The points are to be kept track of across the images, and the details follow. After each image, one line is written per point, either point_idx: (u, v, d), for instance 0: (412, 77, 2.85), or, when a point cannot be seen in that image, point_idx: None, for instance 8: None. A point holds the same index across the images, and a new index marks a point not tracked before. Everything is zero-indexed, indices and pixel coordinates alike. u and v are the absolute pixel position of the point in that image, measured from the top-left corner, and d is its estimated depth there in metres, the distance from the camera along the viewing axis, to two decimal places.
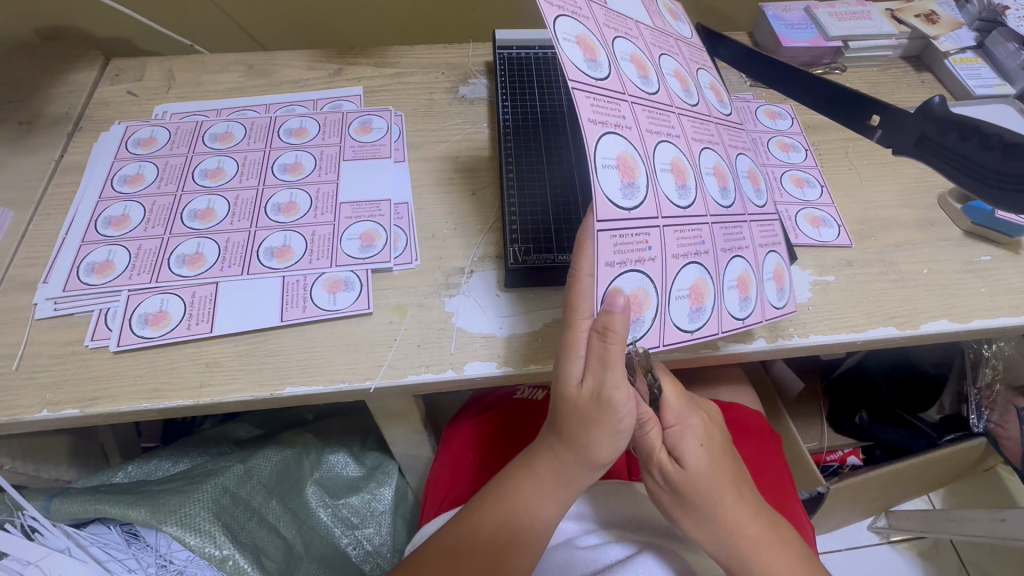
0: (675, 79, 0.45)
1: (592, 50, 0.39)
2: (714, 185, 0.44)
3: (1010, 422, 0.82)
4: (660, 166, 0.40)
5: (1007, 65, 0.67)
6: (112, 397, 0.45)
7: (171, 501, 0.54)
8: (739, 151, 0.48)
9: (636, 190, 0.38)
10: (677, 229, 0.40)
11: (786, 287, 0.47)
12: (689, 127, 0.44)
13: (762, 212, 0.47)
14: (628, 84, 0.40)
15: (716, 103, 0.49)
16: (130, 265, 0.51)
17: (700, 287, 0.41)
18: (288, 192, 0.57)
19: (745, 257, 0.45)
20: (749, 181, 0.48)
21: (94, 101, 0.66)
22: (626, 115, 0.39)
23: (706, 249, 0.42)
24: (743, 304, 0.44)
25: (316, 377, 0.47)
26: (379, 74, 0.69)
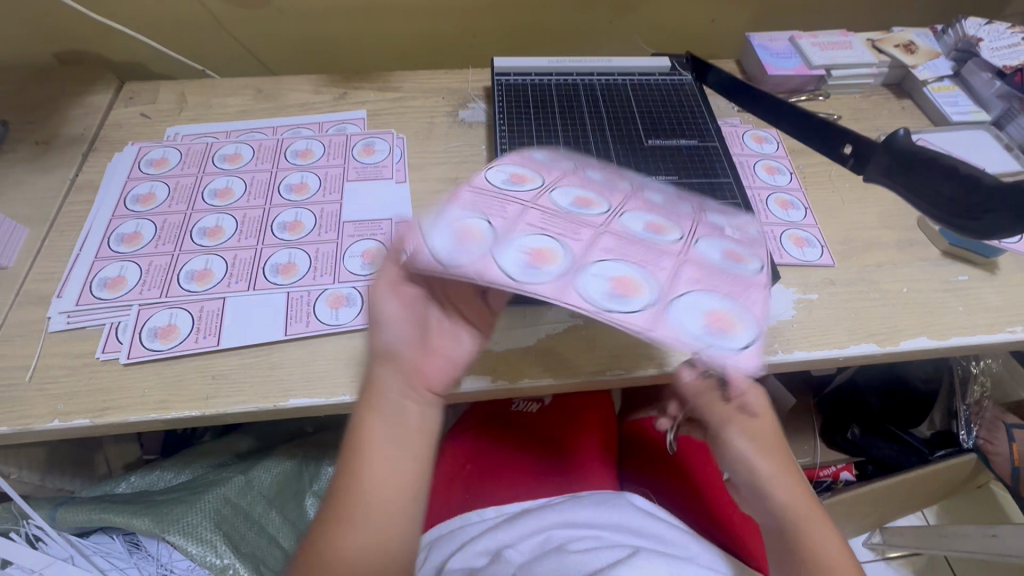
0: (669, 189, 0.49)
1: (566, 154, 0.51)
2: (640, 227, 0.44)
3: (998, 439, 0.83)
4: (563, 190, 0.46)
5: (983, 93, 0.70)
6: (122, 408, 0.47)
7: (174, 511, 0.55)
8: (736, 237, 0.46)
9: (523, 185, 0.46)
10: (549, 215, 0.44)
11: (728, 334, 0.39)
12: (648, 199, 0.47)
13: (729, 271, 0.43)
14: (578, 164, 0.50)
15: (734, 210, 0.48)
16: (141, 280, 0.53)
17: (546, 249, 0.41)
18: (294, 211, 0.59)
19: (648, 269, 0.41)
20: (728, 256, 0.44)
21: (108, 123, 0.69)
22: (554, 168, 0.49)
23: (588, 241, 0.42)
24: (621, 298, 0.39)
25: (318, 390, 0.48)
26: (383, 98, 0.72)
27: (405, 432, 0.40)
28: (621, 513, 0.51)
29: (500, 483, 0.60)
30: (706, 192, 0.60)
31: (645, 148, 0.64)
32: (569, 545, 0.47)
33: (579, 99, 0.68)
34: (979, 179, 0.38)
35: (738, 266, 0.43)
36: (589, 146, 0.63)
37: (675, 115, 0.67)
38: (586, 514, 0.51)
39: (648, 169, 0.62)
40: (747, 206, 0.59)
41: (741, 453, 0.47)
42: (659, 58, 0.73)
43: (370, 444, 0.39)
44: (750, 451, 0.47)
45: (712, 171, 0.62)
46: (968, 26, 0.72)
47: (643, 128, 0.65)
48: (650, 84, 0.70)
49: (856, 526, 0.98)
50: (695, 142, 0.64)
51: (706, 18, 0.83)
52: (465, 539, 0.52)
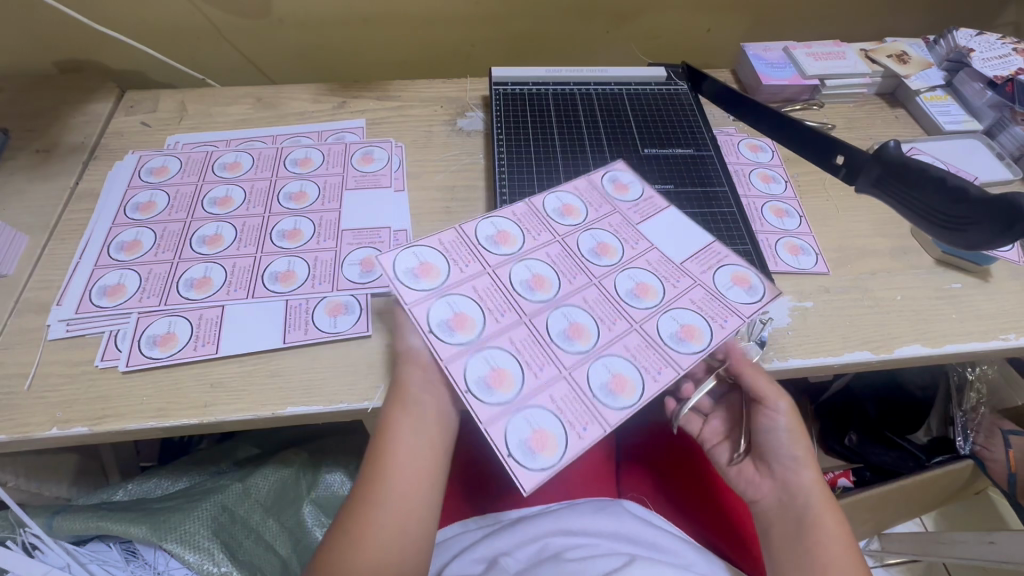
0: (635, 287, 0.49)
1: (576, 212, 0.54)
2: (560, 331, 0.46)
3: (995, 445, 0.83)
4: (530, 263, 0.49)
5: (975, 103, 0.71)
6: (120, 415, 0.47)
7: (172, 519, 0.55)
8: (640, 367, 0.45)
9: (500, 249, 0.50)
10: (494, 288, 0.47)
11: (540, 454, 0.40)
12: (599, 295, 0.48)
13: (592, 399, 0.43)
14: (570, 236, 0.52)
15: (673, 336, 0.46)
16: (140, 288, 0.53)
17: (467, 316, 0.45)
18: (293, 219, 0.60)
19: (526, 371, 0.44)
20: (610, 383, 0.44)
21: (109, 131, 0.69)
22: (543, 238, 0.51)
23: (502, 325, 0.45)
24: (487, 390, 0.42)
25: (316, 398, 0.49)
26: (381, 107, 0.73)
27: (425, 432, 0.45)
28: (617, 521, 0.51)
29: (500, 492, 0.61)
30: (701, 200, 0.61)
31: (642, 156, 0.64)
32: (563, 553, 0.47)
33: (576, 107, 0.69)
34: (968, 193, 0.39)
35: (609, 398, 0.43)
36: (585, 153, 0.64)
37: (672, 124, 0.68)
38: (581, 521, 0.51)
39: (644, 177, 0.62)
40: (742, 215, 0.59)
41: (781, 428, 0.48)
42: (655, 68, 0.74)
43: (396, 438, 0.44)
44: (793, 429, 0.48)
45: (707, 179, 0.62)
46: (960, 36, 0.73)
47: (640, 137, 0.66)
48: (646, 94, 0.71)
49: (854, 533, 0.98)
50: (691, 151, 0.65)
51: (702, 28, 0.84)
52: (464, 547, 0.53)
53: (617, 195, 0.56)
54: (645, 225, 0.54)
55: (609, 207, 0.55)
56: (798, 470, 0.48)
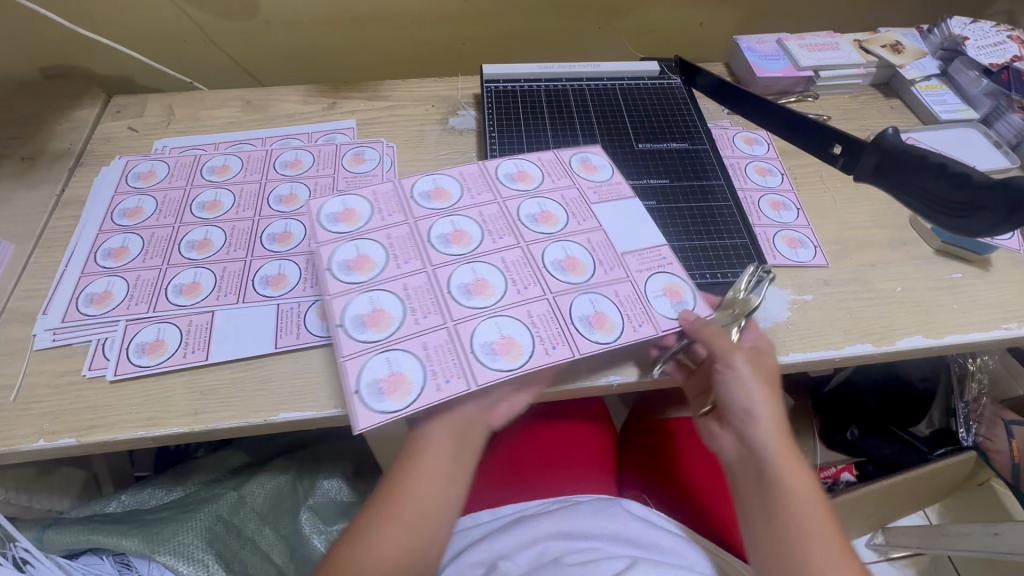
0: (564, 261, 0.48)
1: (529, 179, 0.54)
2: (463, 290, 0.46)
3: (998, 435, 0.84)
4: (457, 219, 0.50)
5: (971, 91, 0.70)
6: (108, 426, 0.46)
7: (165, 530, 0.54)
8: (535, 335, 0.44)
9: (431, 203, 0.51)
10: (411, 237, 0.49)
11: (391, 396, 0.41)
12: (521, 259, 0.48)
13: (470, 355, 0.43)
14: (510, 202, 0.52)
15: (585, 320, 0.45)
16: (128, 295, 0.52)
17: (370, 258, 0.47)
18: (283, 222, 0.58)
19: (409, 316, 0.44)
20: (496, 343, 0.43)
21: (95, 137, 0.68)
22: (484, 195, 0.52)
23: (403, 272, 0.46)
24: (361, 326, 0.44)
25: (309, 403, 0.48)
26: (372, 107, 0.72)
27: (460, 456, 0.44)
28: (617, 522, 0.50)
29: (496, 486, 0.61)
30: (696, 193, 0.60)
31: (636, 151, 0.63)
32: (562, 558, 0.46)
33: (570, 104, 0.68)
34: (976, 178, 0.38)
35: (489, 357, 0.43)
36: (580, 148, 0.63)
37: (664, 117, 0.67)
38: (580, 523, 0.50)
39: (640, 173, 0.61)
40: (739, 208, 0.58)
41: (737, 379, 0.45)
42: (648, 62, 0.73)
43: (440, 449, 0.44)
44: (749, 379, 0.45)
45: (702, 173, 0.62)
46: (954, 25, 0.72)
47: (635, 131, 0.65)
48: (638, 87, 0.70)
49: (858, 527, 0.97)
50: (686, 145, 0.64)
51: (694, 21, 0.83)
52: (462, 547, 0.52)
53: (582, 173, 0.56)
54: (600, 206, 0.53)
55: (563, 182, 0.54)
56: (754, 422, 0.44)
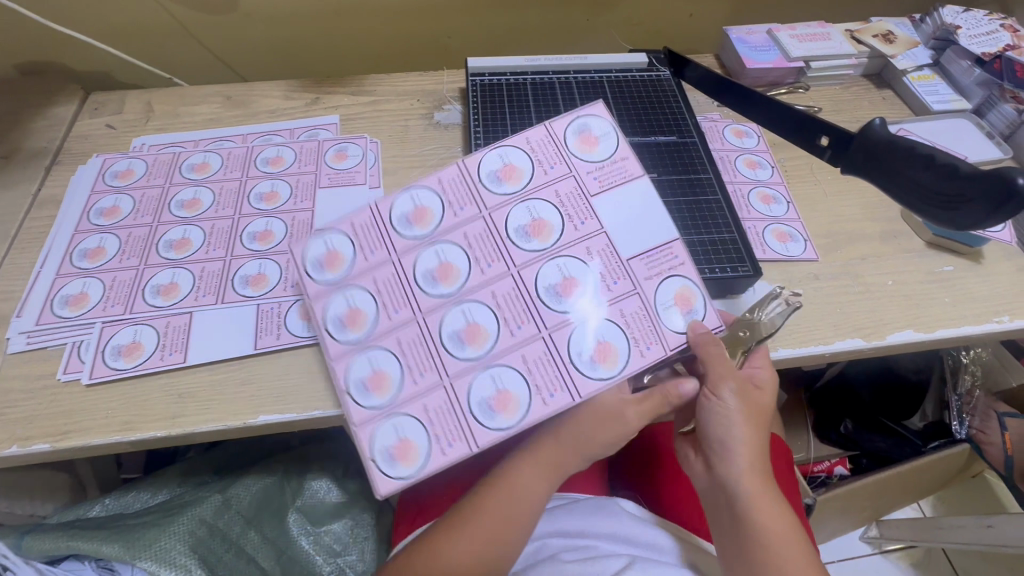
0: (560, 284, 0.47)
1: (517, 175, 0.49)
2: (456, 336, 0.46)
3: (991, 427, 0.84)
4: (442, 248, 0.48)
5: (963, 81, 0.70)
6: (84, 431, 0.45)
7: (147, 535, 0.52)
8: (531, 383, 0.44)
9: (413, 229, 0.48)
10: (397, 280, 0.48)
11: (404, 462, 0.43)
12: (514, 289, 0.47)
13: (469, 413, 0.44)
14: (498, 214, 0.48)
15: (585, 357, 0.45)
16: (104, 297, 0.51)
17: (362, 312, 0.47)
18: (264, 220, 0.57)
19: (406, 375, 0.45)
20: (493, 400, 0.44)
21: (72, 135, 0.67)
22: (464, 210, 0.49)
23: (394, 324, 0.47)
24: (365, 391, 0.45)
25: (290, 405, 0.47)
26: (356, 102, 0.71)
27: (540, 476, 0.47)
28: (614, 521, 0.49)
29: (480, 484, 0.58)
30: (685, 187, 0.59)
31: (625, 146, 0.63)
32: (558, 555, 0.46)
33: (557, 96, 0.67)
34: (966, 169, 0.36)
35: (488, 414, 0.44)
36: None
37: (652, 111, 0.66)
38: (577, 522, 0.50)
39: None
40: (727, 201, 0.57)
41: (721, 413, 0.45)
42: (636, 54, 0.72)
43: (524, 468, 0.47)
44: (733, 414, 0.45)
45: (691, 167, 0.60)
46: (946, 14, 0.71)
47: (624, 124, 0.64)
48: (628, 81, 0.69)
49: (853, 520, 0.97)
50: (674, 138, 0.63)
51: (683, 12, 0.82)
52: None
53: (580, 152, 0.50)
54: (600, 198, 0.49)
55: (555, 175, 0.49)
56: (731, 458, 0.44)
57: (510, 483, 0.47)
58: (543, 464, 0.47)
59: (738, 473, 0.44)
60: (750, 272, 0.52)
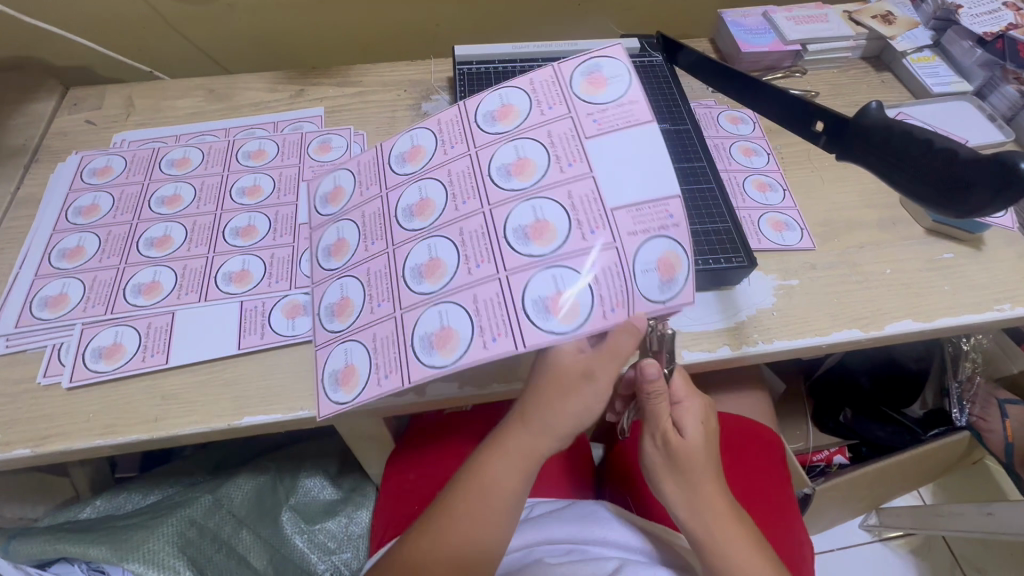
0: (531, 226, 0.41)
1: (513, 116, 0.46)
2: (416, 271, 0.43)
3: (992, 414, 0.85)
4: (425, 183, 0.46)
5: (964, 62, 0.68)
6: (65, 435, 0.44)
7: (135, 538, 0.51)
8: (475, 324, 0.40)
9: (406, 167, 0.48)
10: (381, 212, 0.47)
11: (346, 388, 0.43)
12: (481, 228, 0.42)
13: (408, 347, 0.41)
14: (486, 150, 0.45)
15: (540, 304, 0.39)
16: (84, 298, 0.50)
17: (346, 242, 0.48)
18: (247, 215, 0.56)
19: (366, 304, 0.44)
20: (433, 336, 0.40)
21: (52, 132, 0.65)
22: (456, 147, 0.46)
23: (368, 254, 0.46)
24: (330, 316, 0.46)
25: (275, 406, 0.46)
26: (342, 93, 0.69)
27: (519, 464, 0.41)
28: (603, 528, 0.49)
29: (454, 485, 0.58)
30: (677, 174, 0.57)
31: None
32: (544, 558, 0.45)
33: None
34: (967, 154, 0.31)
35: (426, 350, 0.40)
36: None
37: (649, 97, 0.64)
38: (565, 529, 0.49)
39: None
40: (722, 190, 0.56)
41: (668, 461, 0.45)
42: (628, 39, 0.70)
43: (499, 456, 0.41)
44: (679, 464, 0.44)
45: (686, 153, 0.59)
46: None
47: None
48: None
49: (852, 509, 0.97)
50: (668, 125, 0.61)
51: None
52: None
53: (583, 93, 0.45)
54: (597, 140, 0.43)
55: (548, 111, 0.45)
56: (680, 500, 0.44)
57: (483, 481, 0.41)
58: (518, 456, 0.41)
59: (688, 516, 0.44)
60: (745, 263, 0.50)
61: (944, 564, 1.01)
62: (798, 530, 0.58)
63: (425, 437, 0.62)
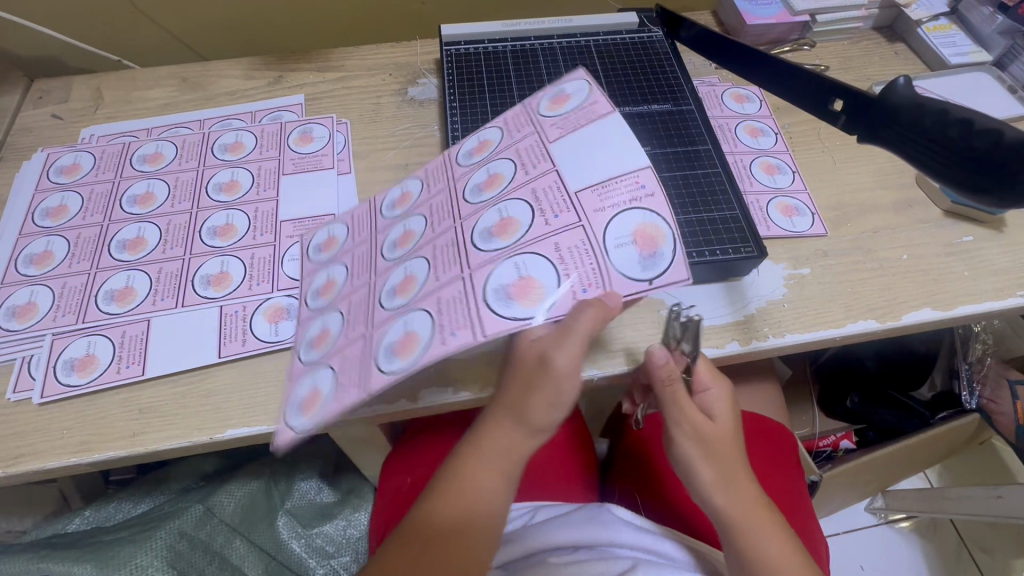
0: (496, 226, 0.38)
1: (489, 147, 0.44)
2: (390, 289, 0.40)
3: (1002, 396, 0.80)
4: (409, 220, 0.44)
5: (983, 30, 0.64)
6: (38, 454, 0.42)
7: (121, 554, 0.48)
8: (436, 323, 0.36)
9: (393, 211, 0.46)
10: (367, 250, 0.45)
11: (311, 412, 0.39)
12: (452, 239, 0.40)
13: (371, 358, 0.37)
14: (463, 177, 0.43)
15: (500, 293, 0.35)
16: (54, 306, 0.47)
17: (333, 281, 0.46)
18: (224, 214, 0.53)
19: (342, 330, 0.41)
20: (397, 343, 0.36)
21: (16, 127, 0.61)
22: (439, 184, 0.45)
23: (349, 287, 0.44)
24: (308, 347, 0.43)
25: (260, 417, 0.43)
26: (323, 79, 0.65)
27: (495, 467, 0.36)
28: (608, 531, 0.46)
29: None
30: (682, 159, 0.53)
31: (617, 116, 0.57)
32: (550, 557, 0.45)
33: (539, 62, 0.61)
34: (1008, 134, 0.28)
35: (388, 357, 0.36)
36: None
37: (646, 78, 0.60)
38: (566, 532, 0.46)
39: None
40: (729, 174, 0.52)
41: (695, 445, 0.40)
42: (625, 13, 0.65)
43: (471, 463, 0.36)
44: (709, 446, 0.40)
45: (688, 137, 0.55)
46: None
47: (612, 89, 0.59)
48: (615, 46, 0.63)
49: (859, 494, 0.95)
50: (669, 106, 0.58)
51: None
52: None
53: (549, 111, 0.42)
54: (560, 142, 0.40)
55: (522, 132, 0.43)
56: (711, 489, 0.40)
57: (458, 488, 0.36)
58: (494, 457, 0.36)
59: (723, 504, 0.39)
60: (754, 253, 0.47)
61: (950, 545, 1.00)
62: (814, 526, 0.57)
63: (422, 439, 0.60)
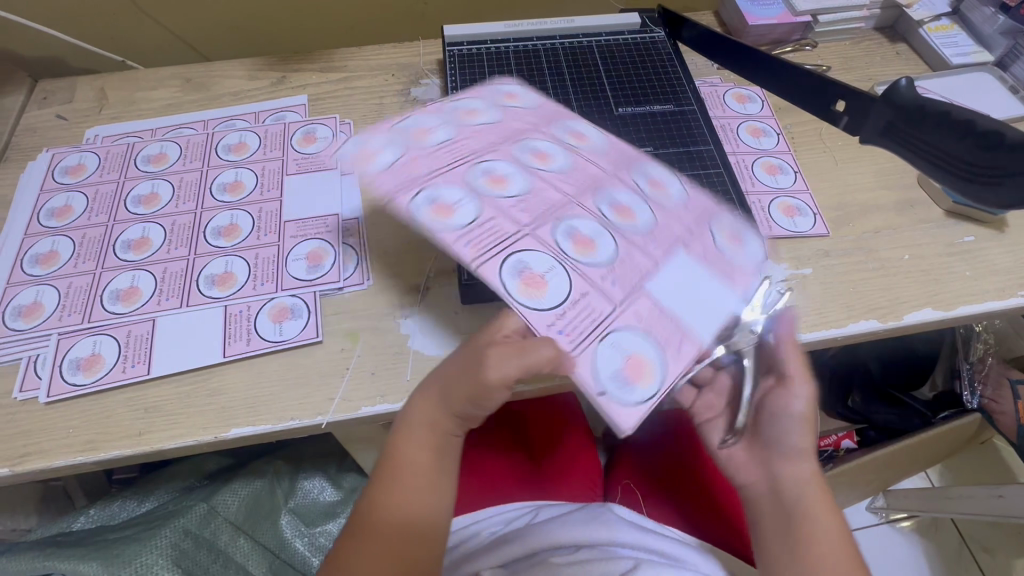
0: (580, 236, 0.39)
1: (660, 190, 0.44)
2: (488, 174, 0.41)
3: (1004, 396, 0.79)
4: (562, 154, 0.44)
5: (984, 30, 0.64)
6: (44, 453, 0.42)
7: (127, 552, 0.48)
8: (470, 227, 0.37)
9: (568, 138, 0.46)
10: (521, 136, 0.45)
11: (357, 152, 0.41)
12: (553, 203, 0.41)
13: (417, 183, 0.39)
14: (609, 179, 0.43)
15: (523, 266, 0.37)
16: (60, 306, 0.48)
17: (477, 119, 0.45)
18: (228, 214, 0.53)
19: (443, 146, 0.42)
20: (443, 203, 0.38)
21: (20, 127, 0.62)
22: (605, 164, 0.44)
23: (475, 138, 0.44)
24: (410, 124, 0.43)
25: (264, 416, 0.43)
26: (327, 80, 0.65)
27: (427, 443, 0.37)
28: (611, 530, 0.46)
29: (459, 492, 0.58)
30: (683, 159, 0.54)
31: (618, 117, 0.57)
32: (552, 557, 0.44)
33: (540, 62, 0.61)
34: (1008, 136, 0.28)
35: (425, 202, 0.38)
36: None
37: (647, 79, 0.60)
38: (568, 530, 0.47)
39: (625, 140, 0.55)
40: (730, 175, 0.52)
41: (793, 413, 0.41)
42: (627, 14, 0.66)
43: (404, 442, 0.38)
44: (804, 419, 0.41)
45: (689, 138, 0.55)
46: None
47: (614, 89, 0.59)
48: (616, 47, 0.63)
49: (861, 493, 0.95)
50: (671, 107, 0.58)
51: None
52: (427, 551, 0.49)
53: (717, 236, 0.42)
54: (685, 260, 0.40)
55: (675, 216, 0.43)
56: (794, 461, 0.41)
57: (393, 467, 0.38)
58: (420, 431, 0.37)
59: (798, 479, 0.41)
60: None
61: (951, 544, 1.00)
62: None
63: None
